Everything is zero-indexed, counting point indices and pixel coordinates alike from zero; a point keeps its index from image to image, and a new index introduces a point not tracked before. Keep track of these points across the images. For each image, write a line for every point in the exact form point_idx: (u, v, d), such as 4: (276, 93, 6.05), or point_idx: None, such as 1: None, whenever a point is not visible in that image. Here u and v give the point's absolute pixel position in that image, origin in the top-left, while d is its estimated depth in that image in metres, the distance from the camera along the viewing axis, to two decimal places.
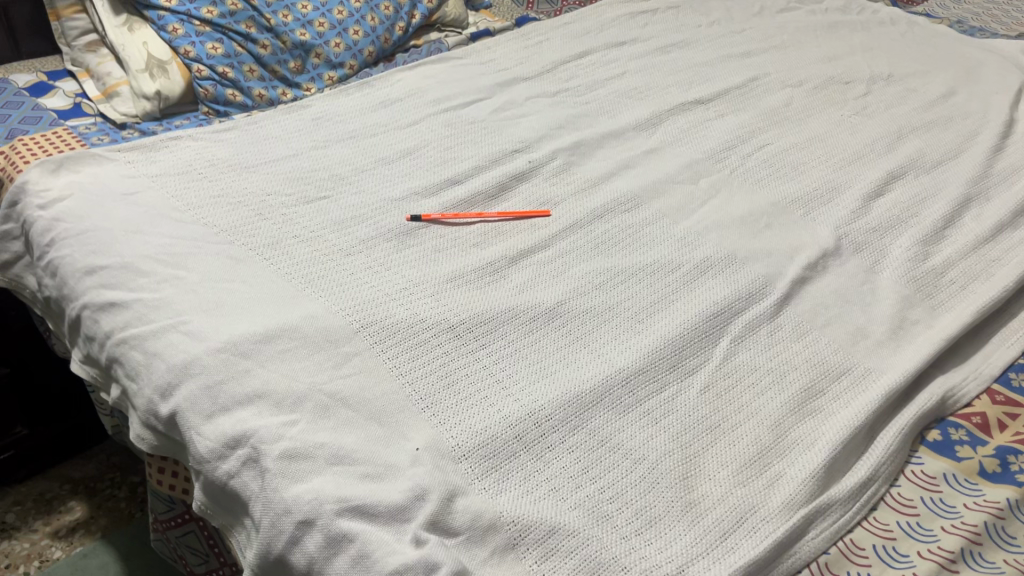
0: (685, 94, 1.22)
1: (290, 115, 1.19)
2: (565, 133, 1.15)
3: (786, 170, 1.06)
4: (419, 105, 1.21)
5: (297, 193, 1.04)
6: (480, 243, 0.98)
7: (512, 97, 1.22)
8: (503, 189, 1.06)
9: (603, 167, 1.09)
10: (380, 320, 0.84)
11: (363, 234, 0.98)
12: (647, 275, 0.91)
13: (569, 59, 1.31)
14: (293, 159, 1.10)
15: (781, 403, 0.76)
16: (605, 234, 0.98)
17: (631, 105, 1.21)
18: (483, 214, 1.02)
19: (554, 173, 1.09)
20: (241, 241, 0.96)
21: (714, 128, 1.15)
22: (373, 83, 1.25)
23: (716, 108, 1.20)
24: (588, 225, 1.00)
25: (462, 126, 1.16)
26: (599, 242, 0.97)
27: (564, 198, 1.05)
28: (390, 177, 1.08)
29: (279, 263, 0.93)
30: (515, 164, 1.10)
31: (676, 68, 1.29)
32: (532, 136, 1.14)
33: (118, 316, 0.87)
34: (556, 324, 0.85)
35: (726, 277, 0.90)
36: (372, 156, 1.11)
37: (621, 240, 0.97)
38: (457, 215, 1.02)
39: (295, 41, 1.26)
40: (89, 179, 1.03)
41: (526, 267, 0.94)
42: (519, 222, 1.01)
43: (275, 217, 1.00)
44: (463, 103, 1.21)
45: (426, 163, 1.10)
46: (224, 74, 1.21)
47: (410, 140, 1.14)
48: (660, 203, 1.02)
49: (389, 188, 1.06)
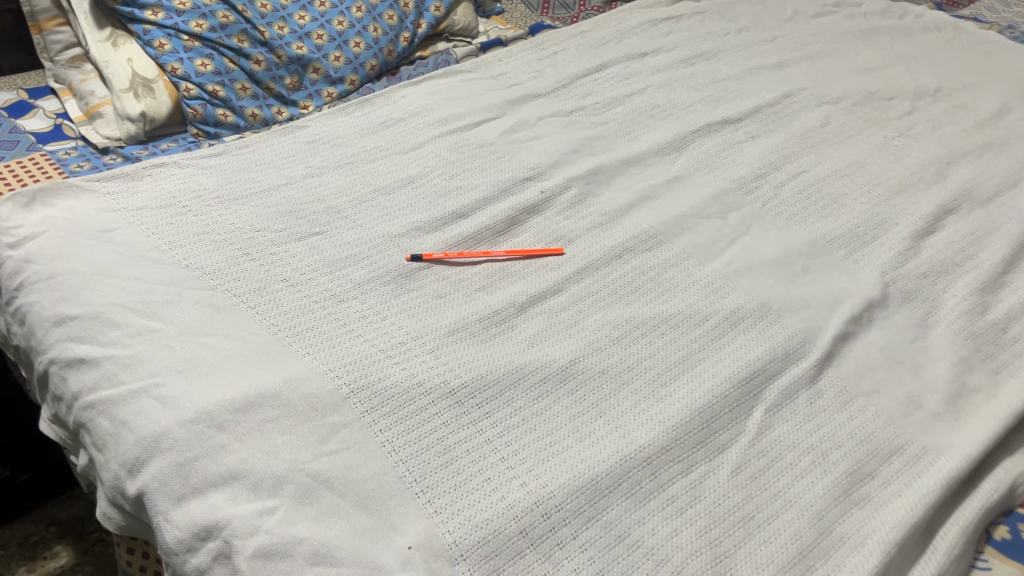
0: (712, 113, 1.12)
1: (285, 138, 1.10)
2: (581, 158, 1.06)
3: (824, 202, 0.96)
4: (423, 127, 1.12)
5: (287, 228, 0.95)
6: (485, 287, 0.89)
7: (524, 116, 1.13)
8: (512, 223, 0.97)
9: (621, 198, 1.00)
10: (373, 384, 0.76)
11: (358, 276, 0.90)
12: (670, 327, 0.82)
13: (586, 73, 1.21)
14: (286, 189, 1.01)
15: (824, 489, 0.67)
16: (624, 277, 0.89)
17: (653, 126, 1.11)
18: (490, 253, 0.93)
19: (568, 204, 1.00)
20: (225, 285, 0.87)
21: (744, 153, 1.05)
22: (375, 100, 1.17)
23: (747, 128, 1.10)
24: (604, 266, 0.91)
25: (469, 150, 1.07)
26: (617, 288, 0.88)
27: (579, 233, 0.95)
28: (390, 209, 0.99)
29: (265, 311, 0.85)
30: (526, 194, 1.01)
31: (702, 82, 1.19)
32: (545, 162, 1.05)
33: (86, 375, 0.79)
34: (569, 388, 0.76)
35: (759, 332, 0.80)
36: (370, 185, 1.02)
37: (640, 285, 0.87)
38: (461, 254, 0.93)
39: (291, 55, 1.17)
40: (64, 213, 0.95)
41: (535, 316, 0.85)
42: (530, 262, 0.92)
43: (264, 257, 0.91)
44: (470, 123, 1.12)
45: (429, 194, 1.01)
46: (214, 93, 1.12)
47: (412, 166, 1.05)
48: (685, 240, 0.93)
49: (389, 222, 0.97)
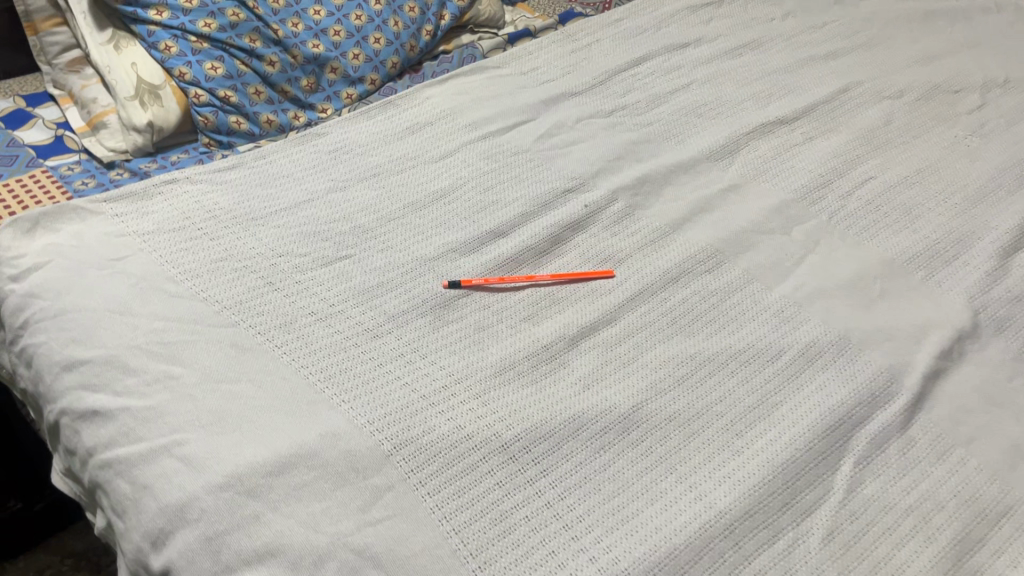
0: (765, 112, 1.04)
1: (303, 148, 1.02)
2: (626, 166, 0.98)
3: (896, 213, 0.88)
4: (452, 132, 1.04)
5: (312, 251, 0.88)
6: (531, 318, 0.82)
7: (560, 118, 1.04)
8: (556, 241, 0.89)
9: (673, 211, 0.92)
10: (417, 438, 0.69)
11: (392, 307, 0.82)
12: (740, 365, 0.74)
13: (625, 67, 1.12)
14: (308, 206, 0.94)
15: (930, 561, 0.60)
16: (683, 304, 0.81)
17: (702, 127, 1.03)
18: (533, 277, 0.85)
19: (615, 218, 0.92)
20: (248, 321, 0.80)
21: (803, 156, 0.97)
22: (397, 101, 1.08)
23: (803, 128, 1.01)
24: (661, 292, 0.83)
25: (504, 160, 0.99)
26: (676, 316, 0.80)
27: (630, 253, 0.88)
28: (422, 227, 0.91)
29: (293, 351, 0.77)
30: (569, 208, 0.93)
31: (750, 76, 1.11)
32: (587, 170, 0.97)
33: (100, 429, 0.72)
34: (633, 439, 0.69)
35: (840, 370, 0.73)
36: (399, 200, 0.94)
37: (702, 314, 0.80)
38: (502, 279, 0.85)
39: (307, 55, 1.09)
40: (69, 239, 0.87)
41: (588, 351, 0.78)
42: (578, 287, 0.85)
43: (289, 287, 0.84)
44: (503, 127, 1.03)
45: (464, 209, 0.93)
46: (226, 98, 1.03)
47: (444, 177, 0.97)
48: (747, 260, 0.85)
49: (422, 243, 0.89)
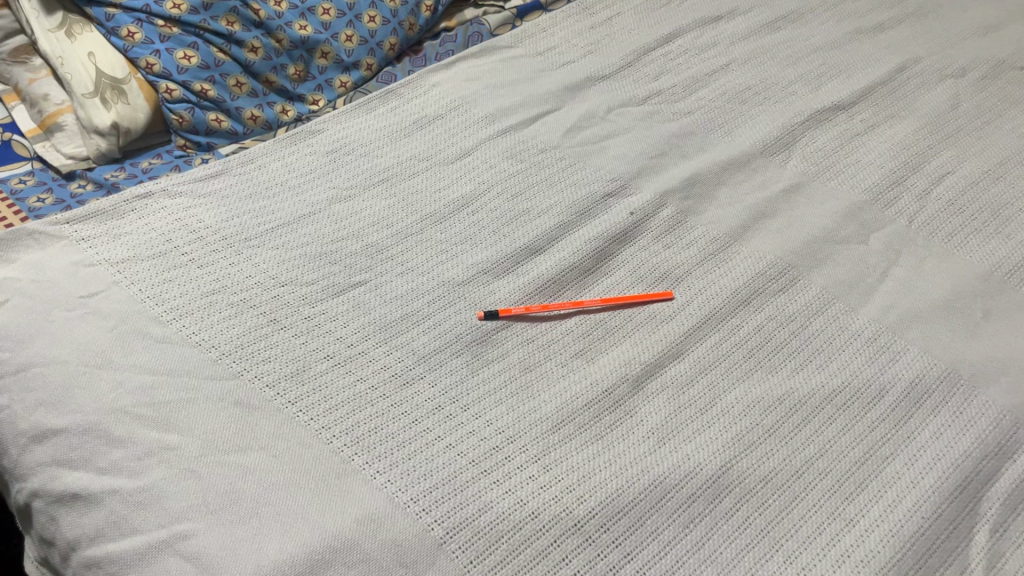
0: (817, 97, 0.93)
1: (297, 149, 0.89)
2: (670, 164, 0.86)
3: (983, 215, 0.78)
4: (467, 128, 0.91)
5: (319, 280, 0.75)
6: (584, 353, 0.70)
7: (589, 107, 0.92)
8: (602, 257, 0.78)
9: (731, 218, 0.81)
10: (472, 521, 0.58)
11: (422, 346, 0.70)
12: (838, 409, 0.64)
13: (654, 46, 1.00)
14: (310, 221, 0.81)
15: None
16: (759, 333, 0.70)
17: (750, 116, 0.91)
18: (582, 304, 0.74)
19: (666, 227, 0.80)
20: (252, 371, 0.68)
21: (868, 148, 0.86)
22: (399, 88, 0.95)
23: (862, 114, 0.90)
24: (730, 317, 0.72)
25: (531, 159, 0.87)
26: (752, 348, 0.69)
27: (688, 269, 0.76)
28: (446, 243, 0.79)
29: (310, 408, 0.65)
30: (613, 216, 0.81)
31: (793, 54, 0.99)
32: (627, 170, 0.85)
33: (83, 516, 0.59)
34: (725, 507, 0.59)
35: (954, 413, 0.63)
36: (415, 212, 0.82)
37: (782, 345, 0.69)
38: (546, 306, 0.73)
39: (293, 39, 0.94)
40: (26, 270, 0.73)
41: (656, 395, 0.67)
42: (633, 313, 0.73)
43: (297, 325, 0.72)
44: (525, 120, 0.91)
45: (492, 222, 0.81)
46: (202, 93, 0.89)
47: (464, 183, 0.85)
48: (824, 275, 0.75)
49: (447, 264, 0.77)
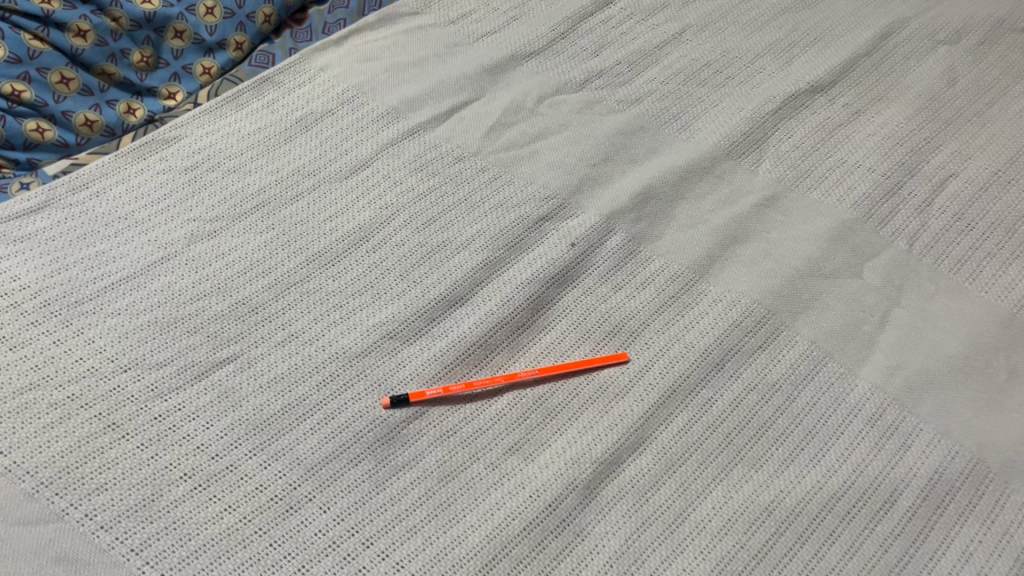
0: (789, 75, 0.77)
1: (147, 166, 0.69)
2: (617, 172, 0.70)
3: (997, 234, 0.65)
4: (364, 129, 0.72)
5: (175, 360, 0.58)
6: (519, 448, 0.55)
7: (515, 96, 0.74)
8: (537, 306, 0.62)
9: (694, 245, 0.65)
10: None
11: (310, 451, 0.54)
12: (843, 522, 0.51)
13: (593, 11, 0.82)
14: (161, 270, 0.63)
15: None
16: (736, 410, 0.56)
17: (710, 103, 0.75)
18: (515, 378, 0.58)
19: (615, 261, 0.64)
20: (82, 506, 0.51)
21: (854, 144, 0.71)
22: (277, 74, 0.75)
23: (844, 98, 0.75)
24: (699, 388, 0.58)
25: (445, 172, 0.69)
26: (730, 432, 0.55)
27: (645, 319, 0.61)
28: (339, 295, 0.62)
29: (162, 558, 0.50)
30: (549, 249, 0.65)
31: (759, 17, 0.82)
32: (564, 183, 0.69)
33: None
34: None
35: (984, 523, 0.51)
36: (300, 252, 0.65)
37: (766, 426, 0.56)
38: (469, 383, 0.58)
39: (134, 16, 0.74)
40: None
41: (613, 507, 0.53)
42: (579, 384, 0.58)
43: (143, 432, 0.54)
44: (436, 117, 0.73)
45: (398, 263, 0.64)
46: (15, 96, 0.69)
47: (362, 207, 0.67)
48: (811, 323, 0.60)
49: (341, 326, 0.60)
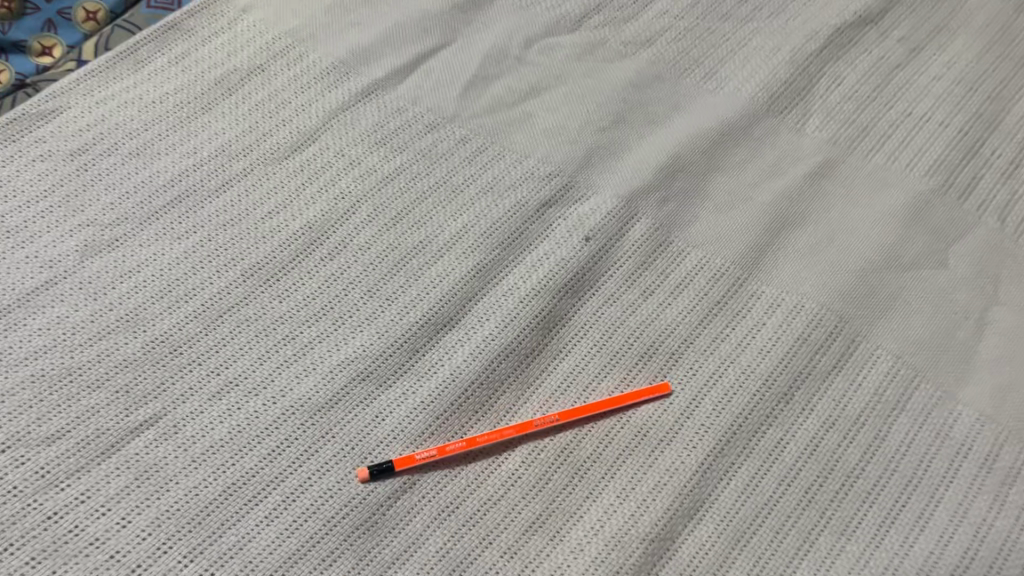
0: (831, 3, 0.62)
1: (18, 152, 0.51)
2: (632, 139, 0.55)
3: None
4: (305, 90, 0.56)
5: (72, 432, 0.43)
6: (543, 526, 0.42)
7: (496, 41, 0.59)
8: (549, 325, 0.48)
9: (737, 233, 0.52)
10: None
11: (265, 553, 0.41)
12: None
13: None
14: (46, 300, 0.47)
15: None
16: (815, 457, 0.44)
17: (739, 41, 0.60)
18: (528, 429, 0.45)
19: (641, 257, 0.51)
20: None
21: (919, 90, 0.58)
22: (185, 19, 0.58)
23: (900, 29, 0.61)
24: (765, 428, 0.45)
25: (415, 146, 0.54)
26: (809, 487, 0.43)
27: (687, 336, 0.48)
28: (290, 324, 0.47)
29: None
30: (558, 246, 0.51)
31: None
32: (568, 156, 0.54)
33: None
34: None
35: None
36: (233, 264, 0.49)
37: (854, 477, 0.44)
38: (473, 441, 0.44)
39: None
40: None
41: None
42: (610, 431, 0.45)
43: (35, 541, 0.40)
44: (397, 70, 0.57)
45: (364, 274, 0.49)
46: None
47: (311, 198, 0.52)
48: (894, 332, 0.48)
49: (295, 369, 0.46)
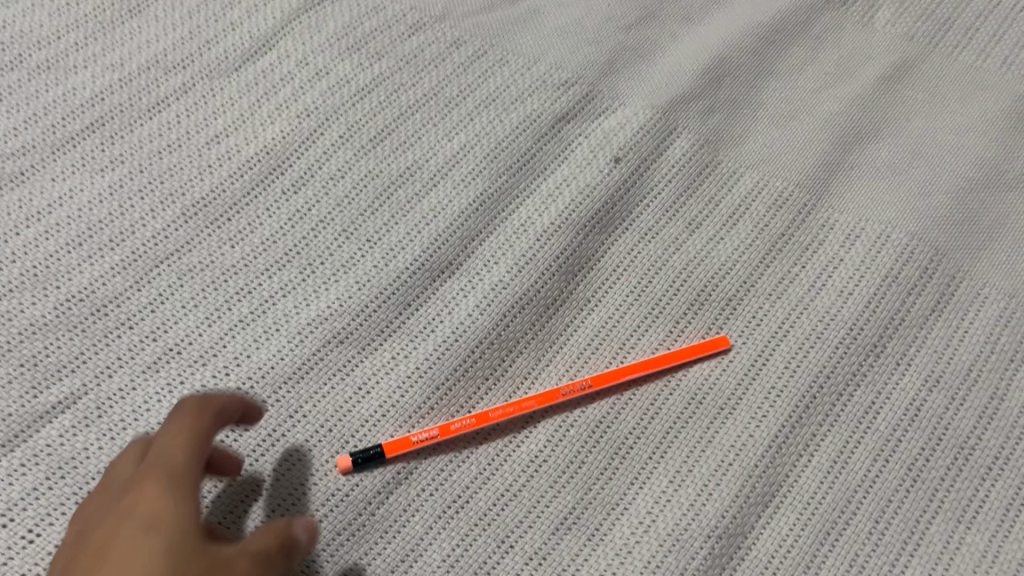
0: None
1: None
2: (665, 40, 0.45)
3: None
4: None
5: None
6: (580, 524, 0.33)
7: None
8: (573, 268, 0.38)
9: (800, 150, 0.42)
10: None
11: None
12: None
13: None
14: None
15: None
16: (918, 425, 0.35)
17: None
18: (554, 400, 0.35)
19: (684, 182, 0.41)
20: None
21: None
22: None
23: None
24: (853, 391, 0.36)
25: (397, 51, 0.43)
26: (913, 463, 0.34)
27: (747, 278, 0.38)
28: (245, 274, 0.37)
29: None
30: (579, 172, 0.41)
31: None
32: (587, 61, 0.43)
33: None
34: None
35: None
36: (171, 201, 0.39)
37: (970, 449, 0.34)
38: (482, 420, 0.35)
39: None
40: None
41: None
42: (659, 400, 0.36)
43: None
44: None
45: (338, 210, 0.39)
46: None
47: (269, 117, 0.41)
48: (1002, 266, 0.38)
49: (255, 331, 0.36)
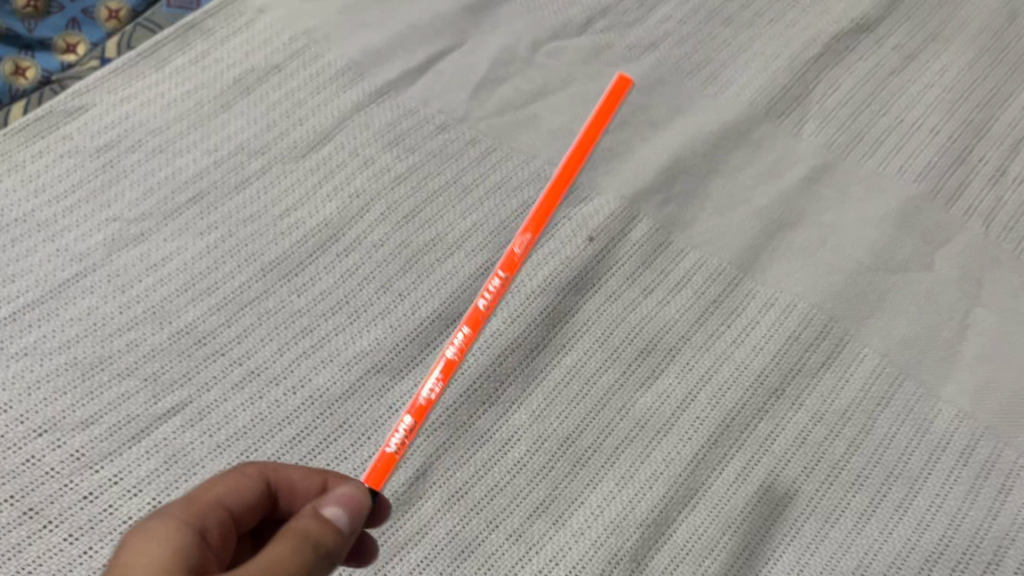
0: (829, 10, 0.64)
1: (46, 149, 0.54)
2: (636, 142, 0.58)
3: None
4: (321, 90, 0.58)
5: (103, 418, 0.46)
6: (548, 512, 0.45)
7: (504, 44, 0.60)
8: (553, 321, 0.51)
9: (734, 234, 0.54)
10: None
11: None
12: None
13: None
14: (77, 292, 0.49)
15: None
16: (803, 449, 0.47)
17: (739, 47, 0.62)
18: (534, 429, 0.47)
19: (642, 256, 0.53)
20: None
21: (910, 98, 0.60)
22: (205, 19, 0.59)
23: (896, 37, 0.63)
24: (757, 421, 0.48)
25: (426, 146, 0.56)
26: (797, 477, 0.46)
27: (685, 333, 0.51)
28: (306, 317, 0.50)
29: None
30: (562, 246, 0.53)
31: None
32: None
33: None
34: None
35: None
36: (254, 259, 0.52)
37: (840, 468, 0.46)
38: (420, 410, 0.40)
39: None
40: None
41: None
42: (612, 422, 0.48)
43: (73, 519, 0.43)
44: (411, 72, 0.59)
45: (377, 270, 0.52)
46: None
47: (327, 196, 0.54)
48: (880, 331, 0.51)
49: (314, 360, 0.49)
